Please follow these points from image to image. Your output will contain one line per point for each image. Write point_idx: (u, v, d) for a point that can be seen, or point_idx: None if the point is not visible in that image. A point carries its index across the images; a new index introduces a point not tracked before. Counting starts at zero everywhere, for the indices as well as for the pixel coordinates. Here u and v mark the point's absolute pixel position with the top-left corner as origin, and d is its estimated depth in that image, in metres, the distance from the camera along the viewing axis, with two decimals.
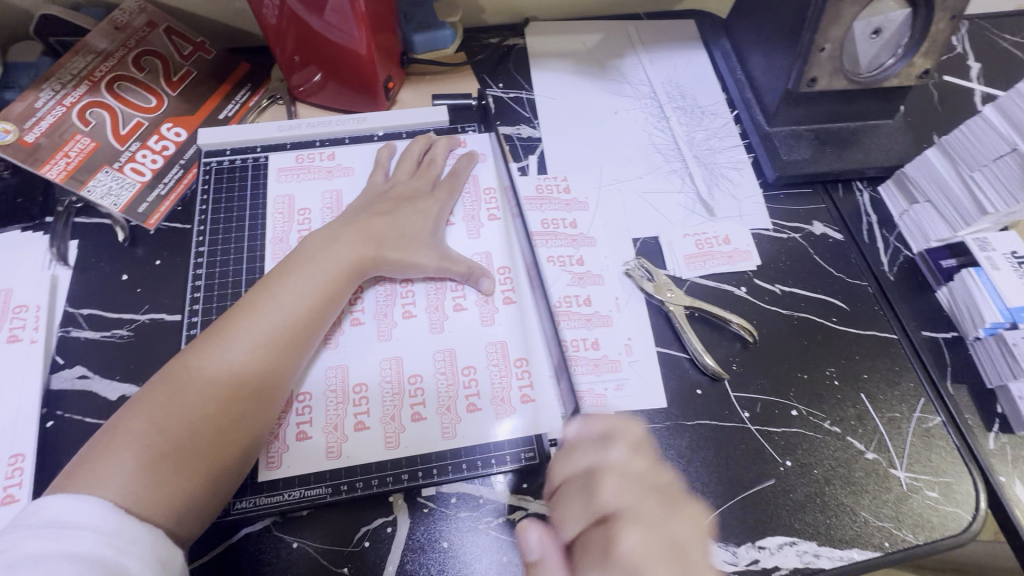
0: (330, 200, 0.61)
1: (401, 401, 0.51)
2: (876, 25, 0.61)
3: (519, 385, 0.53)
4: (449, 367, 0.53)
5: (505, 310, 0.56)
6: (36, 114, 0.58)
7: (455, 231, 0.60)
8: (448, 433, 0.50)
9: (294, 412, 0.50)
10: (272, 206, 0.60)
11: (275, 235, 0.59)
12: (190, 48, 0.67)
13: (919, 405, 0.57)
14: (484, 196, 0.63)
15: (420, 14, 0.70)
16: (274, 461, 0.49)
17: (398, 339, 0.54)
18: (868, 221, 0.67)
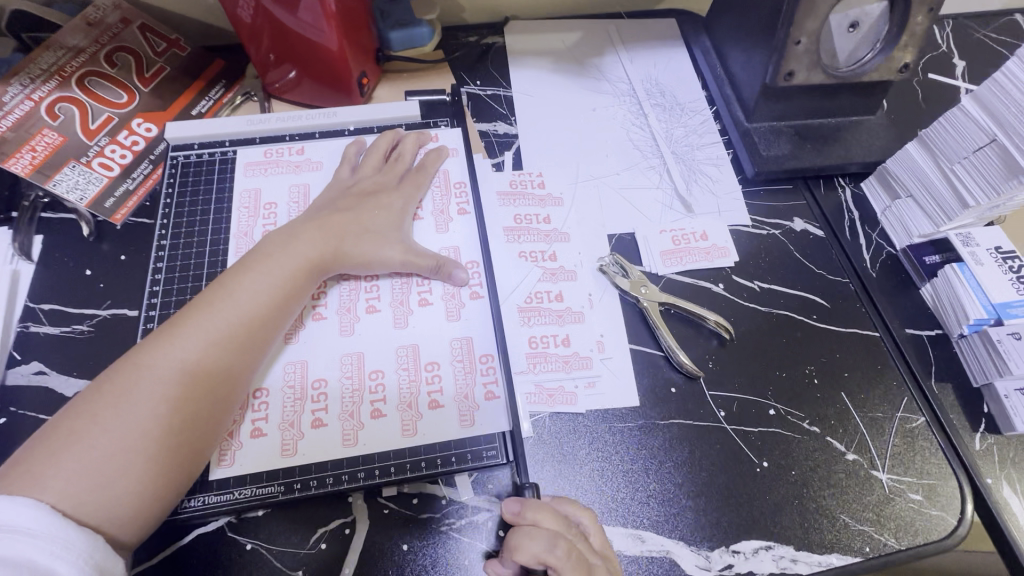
0: (297, 195, 0.60)
1: (361, 397, 0.50)
2: (852, 18, 0.60)
3: (484, 381, 0.51)
4: (411, 363, 0.52)
5: (471, 305, 0.55)
6: (4, 107, 0.58)
7: (423, 225, 0.59)
8: (409, 431, 0.49)
9: (250, 409, 0.49)
10: (238, 200, 0.60)
11: (241, 229, 0.58)
12: (164, 45, 0.67)
13: (902, 404, 0.55)
14: (455, 190, 0.62)
15: (396, 10, 0.70)
16: (226, 459, 0.47)
17: (361, 334, 0.53)
18: (849, 217, 0.66)
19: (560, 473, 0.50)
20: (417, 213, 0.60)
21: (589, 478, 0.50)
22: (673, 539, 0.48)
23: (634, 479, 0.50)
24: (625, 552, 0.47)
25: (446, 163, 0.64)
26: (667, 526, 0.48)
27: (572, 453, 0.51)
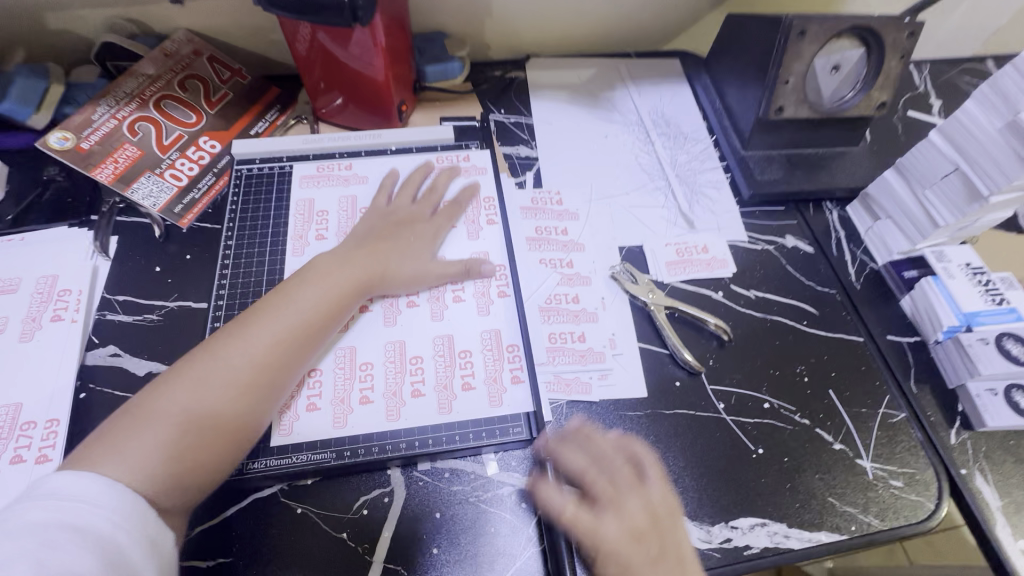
0: (345, 204, 0.68)
1: (403, 376, 0.56)
2: (835, 62, 0.69)
3: (511, 367, 0.58)
4: (446, 350, 0.58)
5: (499, 302, 0.62)
6: (93, 125, 0.67)
7: (456, 236, 0.66)
8: (445, 408, 0.55)
9: (305, 387, 0.55)
10: (294, 208, 0.67)
11: (295, 232, 0.66)
12: (228, 73, 0.76)
13: (884, 401, 0.61)
14: (484, 207, 0.69)
15: (432, 48, 0.79)
16: (285, 429, 0.53)
17: (401, 325, 0.59)
18: (836, 236, 0.73)
19: None
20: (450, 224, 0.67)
21: None
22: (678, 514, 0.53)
23: None
24: None
25: (476, 179, 0.72)
26: None
27: None
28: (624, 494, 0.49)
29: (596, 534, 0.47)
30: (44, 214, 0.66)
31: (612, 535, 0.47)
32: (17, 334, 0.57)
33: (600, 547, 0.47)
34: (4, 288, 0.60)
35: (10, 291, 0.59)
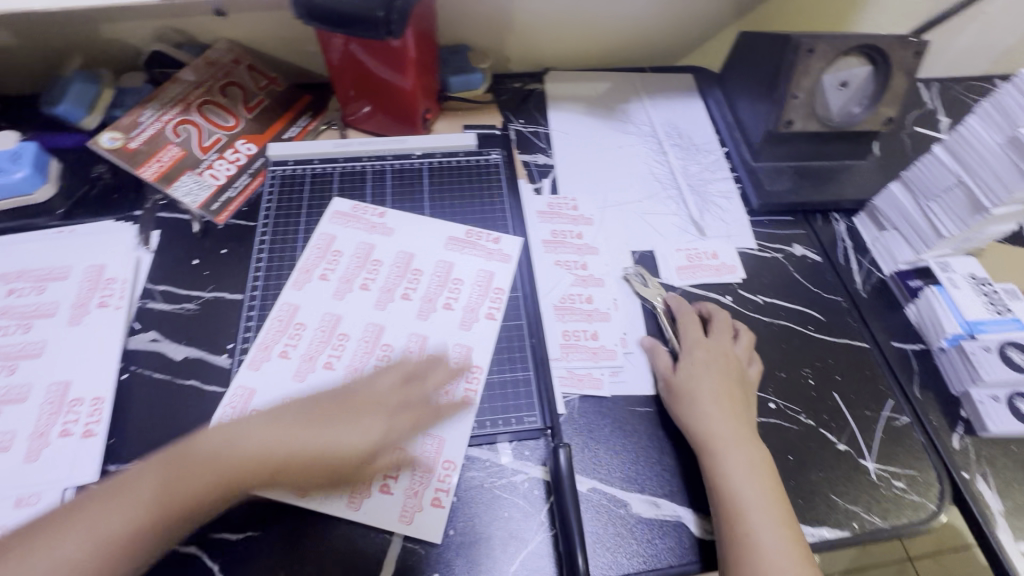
0: (361, 253, 0.67)
1: (379, 470, 0.54)
2: (842, 79, 0.72)
3: (438, 487, 0.54)
4: (431, 457, 0.55)
5: (484, 323, 0.63)
6: (139, 126, 0.71)
7: (451, 315, 0.63)
8: (405, 519, 0.52)
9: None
10: (314, 240, 0.68)
11: (305, 266, 0.66)
12: (265, 81, 0.81)
13: (888, 405, 0.62)
14: (493, 293, 0.65)
15: (456, 60, 0.83)
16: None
17: (432, 322, 0.62)
18: (843, 246, 0.75)
19: (590, 445, 0.58)
20: (451, 303, 0.64)
21: (610, 452, 0.58)
22: (685, 507, 0.55)
23: (651, 454, 0.58)
24: (641, 514, 0.54)
25: (494, 265, 0.67)
26: (680, 496, 0.55)
27: (597, 431, 0.59)
28: (685, 341, 0.62)
29: (671, 378, 0.59)
30: (92, 208, 0.70)
31: (684, 370, 0.59)
32: (68, 318, 0.61)
33: (675, 383, 0.59)
34: (54, 275, 0.63)
35: (60, 278, 0.63)
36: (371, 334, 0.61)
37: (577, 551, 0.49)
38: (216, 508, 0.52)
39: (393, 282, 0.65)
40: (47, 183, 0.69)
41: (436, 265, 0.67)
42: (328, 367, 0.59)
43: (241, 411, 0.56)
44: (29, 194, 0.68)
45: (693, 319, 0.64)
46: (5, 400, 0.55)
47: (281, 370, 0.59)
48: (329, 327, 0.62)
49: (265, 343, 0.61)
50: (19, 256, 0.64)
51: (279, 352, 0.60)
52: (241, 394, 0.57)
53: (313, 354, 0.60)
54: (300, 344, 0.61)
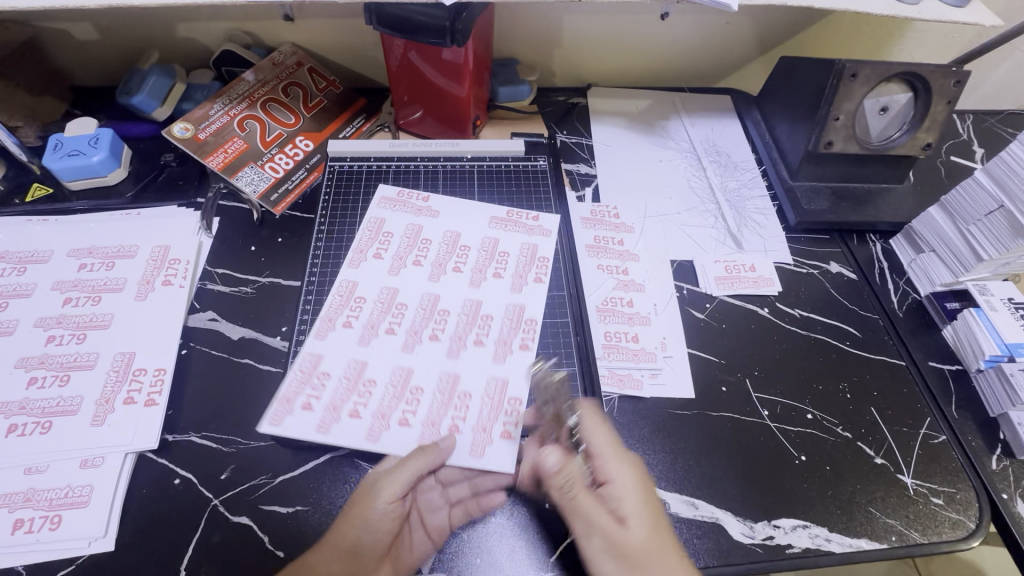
0: (409, 236, 0.70)
1: (446, 411, 0.57)
2: (883, 104, 0.74)
3: (505, 422, 0.57)
4: (498, 396, 0.59)
5: (532, 286, 0.67)
6: (209, 119, 0.75)
7: (501, 283, 0.67)
8: (478, 453, 0.55)
9: (358, 393, 0.58)
10: (365, 224, 0.71)
11: (359, 246, 0.69)
12: (324, 83, 0.84)
13: (926, 423, 0.63)
14: (538, 262, 0.69)
15: (505, 73, 0.87)
16: (324, 427, 0.55)
17: (484, 288, 0.66)
18: (879, 266, 0.76)
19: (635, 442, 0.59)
20: (500, 273, 0.68)
21: (650, 448, 0.59)
22: (722, 509, 0.56)
23: (688, 455, 0.59)
24: (679, 514, 0.55)
25: (537, 239, 0.71)
26: (717, 498, 0.56)
27: (637, 431, 0.60)
28: (612, 464, 0.51)
29: (620, 529, 0.48)
30: (158, 194, 0.74)
31: (625, 507, 0.50)
32: (134, 293, 0.64)
33: (628, 536, 0.48)
34: (123, 254, 0.67)
35: (128, 256, 0.67)
36: (427, 301, 0.65)
37: None
38: (268, 481, 0.54)
39: (444, 257, 0.69)
40: (119, 167, 0.73)
41: (482, 239, 0.71)
42: (389, 332, 0.62)
43: (310, 374, 0.58)
44: (102, 176, 0.72)
45: (603, 433, 0.53)
46: (74, 366, 0.58)
47: (347, 337, 0.61)
48: (386, 299, 0.64)
49: (329, 316, 0.62)
50: (90, 234, 0.69)
51: (342, 321, 0.62)
52: (309, 359, 0.59)
53: (376, 322, 0.62)
54: (362, 314, 0.63)
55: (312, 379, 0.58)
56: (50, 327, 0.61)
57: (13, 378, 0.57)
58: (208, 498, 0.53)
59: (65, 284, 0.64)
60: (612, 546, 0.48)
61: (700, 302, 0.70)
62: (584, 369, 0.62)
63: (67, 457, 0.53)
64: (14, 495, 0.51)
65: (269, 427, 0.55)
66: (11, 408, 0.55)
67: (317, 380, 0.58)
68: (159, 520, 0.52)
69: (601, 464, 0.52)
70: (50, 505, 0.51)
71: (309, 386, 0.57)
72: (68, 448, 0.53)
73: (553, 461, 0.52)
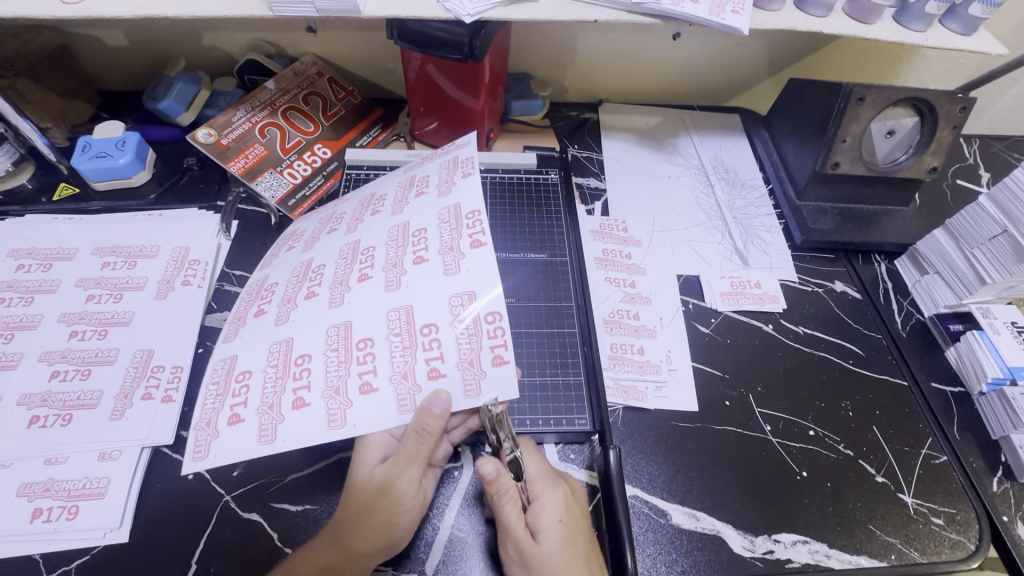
0: (323, 219, 0.65)
1: (414, 354, 0.48)
2: (890, 127, 0.76)
3: (492, 345, 0.48)
4: (467, 313, 0.49)
5: (463, 182, 0.58)
6: (231, 125, 0.77)
7: (426, 199, 0.58)
8: (472, 391, 0.47)
9: (292, 378, 0.49)
10: (281, 240, 0.68)
11: (268, 259, 0.65)
12: (344, 93, 0.86)
13: (927, 442, 0.64)
14: (462, 164, 0.60)
15: (519, 88, 0.89)
16: (266, 435, 0.47)
17: (408, 211, 0.58)
18: (884, 287, 0.77)
19: (636, 452, 0.60)
20: (422, 190, 0.59)
21: (649, 461, 0.60)
22: (723, 522, 0.56)
23: (688, 468, 0.59)
24: (681, 525, 0.56)
25: (454, 152, 0.62)
26: (718, 511, 0.57)
27: (640, 442, 0.61)
28: (542, 484, 0.51)
29: (533, 545, 0.48)
30: (180, 197, 0.76)
31: (543, 526, 0.49)
32: (155, 292, 0.66)
33: (540, 551, 0.48)
34: (145, 254, 0.69)
35: (150, 256, 0.69)
36: (348, 251, 0.57)
37: (625, 551, 0.51)
38: (278, 480, 0.56)
39: (361, 213, 0.62)
40: (143, 170, 0.75)
41: (396, 184, 0.63)
42: (311, 296, 0.54)
43: (227, 382, 0.51)
44: (127, 178, 0.74)
45: (535, 458, 0.54)
46: (95, 361, 0.60)
47: (261, 326, 0.54)
48: (301, 272, 0.58)
49: (238, 314, 0.58)
50: (113, 234, 0.71)
51: (254, 313, 0.56)
52: (225, 363, 0.53)
53: (291, 295, 0.56)
54: (274, 296, 0.57)
55: (231, 387, 0.50)
56: (72, 322, 0.63)
57: (36, 371, 0.59)
58: (220, 494, 0.55)
59: (88, 281, 0.66)
60: (523, 560, 0.48)
61: (705, 317, 0.71)
62: (587, 356, 0.64)
63: (85, 449, 0.54)
64: (33, 485, 0.52)
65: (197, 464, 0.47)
66: (33, 401, 0.57)
67: (235, 386, 0.50)
68: (173, 514, 0.53)
69: (530, 485, 0.52)
70: (68, 496, 0.52)
71: (227, 396, 0.50)
72: (87, 441, 0.55)
73: (490, 469, 0.50)
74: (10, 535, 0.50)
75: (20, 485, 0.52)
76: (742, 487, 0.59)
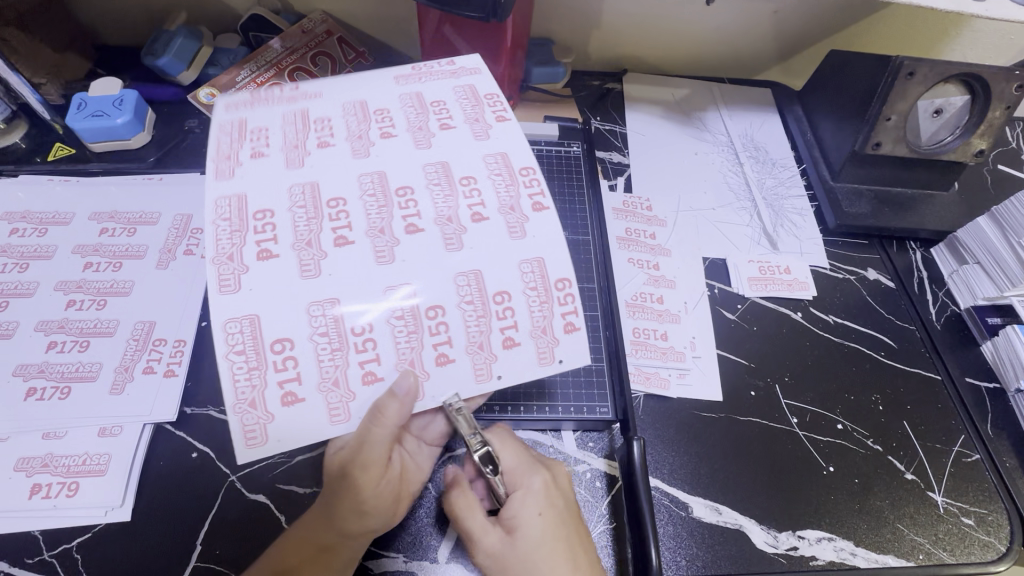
0: (292, 121, 0.53)
1: (489, 325, 0.46)
2: (937, 106, 0.70)
3: (562, 312, 0.47)
4: (539, 282, 0.47)
5: (498, 126, 0.53)
6: (235, 86, 0.73)
7: (457, 135, 0.52)
8: (546, 358, 0.47)
9: (354, 350, 0.45)
10: (217, 128, 0.51)
11: (221, 152, 0.50)
12: (354, 54, 0.80)
13: (959, 440, 0.61)
14: (486, 101, 0.55)
15: (540, 54, 0.83)
16: (339, 414, 0.44)
17: (439, 146, 0.52)
18: (919, 276, 0.73)
19: (658, 441, 0.58)
20: (447, 123, 0.53)
21: (671, 454, 0.57)
22: (746, 517, 0.54)
23: (708, 460, 0.57)
24: (702, 519, 0.54)
25: (467, 80, 0.57)
26: (741, 505, 0.55)
27: (662, 430, 0.58)
28: (523, 475, 0.49)
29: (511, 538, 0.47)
30: (180, 162, 0.72)
31: (521, 520, 0.47)
32: (155, 261, 0.63)
33: (518, 541, 0.47)
34: (145, 220, 0.66)
35: (150, 223, 0.66)
36: (372, 185, 0.49)
37: (649, 546, 0.49)
38: (285, 461, 0.54)
39: (361, 129, 0.53)
40: (143, 131, 0.71)
41: (400, 97, 0.55)
42: (343, 243, 0.46)
43: (259, 353, 0.43)
44: (125, 139, 0.70)
45: (512, 448, 0.51)
46: (94, 332, 0.57)
47: (278, 274, 0.45)
48: (307, 202, 0.48)
49: (223, 251, 0.45)
50: (111, 199, 0.67)
51: (255, 254, 0.45)
52: (243, 324, 0.43)
53: (307, 235, 0.46)
54: (280, 234, 0.46)
55: (270, 359, 0.43)
56: (70, 291, 0.60)
57: (33, 341, 0.56)
58: (226, 474, 0.53)
59: (86, 248, 0.63)
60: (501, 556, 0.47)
61: (731, 302, 0.68)
62: (608, 341, 0.61)
63: (84, 424, 0.52)
64: (32, 460, 0.50)
65: (258, 449, 0.43)
66: (30, 371, 0.54)
67: (275, 359, 0.43)
68: (177, 494, 0.51)
69: (508, 476, 0.49)
70: (67, 472, 0.50)
71: (268, 371, 0.43)
72: (86, 416, 0.52)
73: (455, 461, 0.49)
74: (8, 511, 0.48)
75: (18, 459, 0.50)
76: (766, 480, 0.57)
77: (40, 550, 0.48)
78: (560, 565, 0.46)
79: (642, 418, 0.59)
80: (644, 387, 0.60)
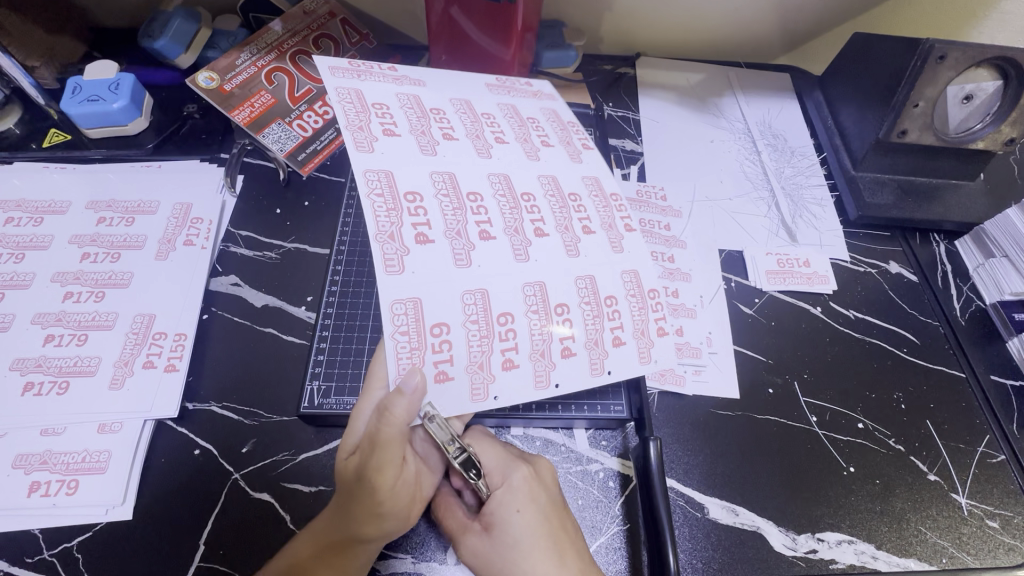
0: (410, 104, 0.51)
1: (602, 323, 0.46)
2: (968, 92, 0.66)
3: (657, 318, 0.48)
4: (637, 290, 0.49)
5: (587, 153, 0.56)
6: (235, 69, 0.68)
7: (556, 154, 0.54)
8: (646, 358, 0.47)
9: (496, 338, 0.44)
10: (337, 96, 0.48)
11: (353, 123, 0.47)
12: (358, 37, 0.77)
13: (985, 440, 0.59)
14: (571, 127, 0.58)
15: (550, 35, 0.80)
16: (479, 393, 0.42)
17: (548, 161, 0.53)
18: (942, 269, 0.71)
19: (675, 439, 0.56)
20: (502, 137, 0.53)
21: (686, 454, 0.55)
22: (763, 518, 0.53)
23: (723, 461, 0.55)
24: (718, 520, 0.52)
25: (549, 104, 0.59)
26: (758, 505, 0.53)
27: (677, 428, 0.57)
28: (506, 475, 0.47)
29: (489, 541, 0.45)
30: (179, 149, 0.70)
31: (500, 518, 0.46)
32: (155, 252, 0.61)
33: (500, 542, 0.45)
34: (144, 209, 0.64)
35: (149, 212, 0.64)
36: (502, 185, 0.49)
37: (666, 551, 0.47)
38: (289, 459, 0.52)
39: (421, 124, 0.50)
40: (140, 116, 0.69)
41: (452, 102, 0.53)
42: (487, 237, 0.46)
43: (420, 334, 0.42)
44: (122, 126, 0.68)
45: (491, 448, 0.50)
46: (92, 325, 0.55)
47: (435, 258, 0.44)
48: (450, 190, 0.47)
49: (383, 230, 0.43)
50: (109, 186, 0.65)
51: (413, 237, 0.43)
52: (408, 307, 0.42)
53: (456, 226, 0.45)
54: (432, 219, 0.45)
55: (427, 339, 0.42)
56: (67, 283, 0.58)
57: (30, 335, 0.54)
58: (229, 471, 0.51)
59: (83, 238, 0.61)
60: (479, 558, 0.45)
61: (748, 297, 0.66)
62: None
63: (84, 419, 0.51)
64: (30, 457, 0.49)
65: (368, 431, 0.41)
66: (27, 366, 0.53)
67: (433, 341, 0.42)
68: (179, 491, 0.50)
69: (489, 478, 0.48)
70: (66, 470, 0.49)
71: (427, 352, 0.42)
72: (86, 412, 0.51)
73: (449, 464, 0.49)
74: (7, 509, 0.47)
75: (16, 456, 0.49)
76: (786, 481, 0.55)
77: (38, 549, 0.47)
78: (555, 560, 0.44)
79: (658, 416, 0.57)
80: (660, 380, 0.58)
